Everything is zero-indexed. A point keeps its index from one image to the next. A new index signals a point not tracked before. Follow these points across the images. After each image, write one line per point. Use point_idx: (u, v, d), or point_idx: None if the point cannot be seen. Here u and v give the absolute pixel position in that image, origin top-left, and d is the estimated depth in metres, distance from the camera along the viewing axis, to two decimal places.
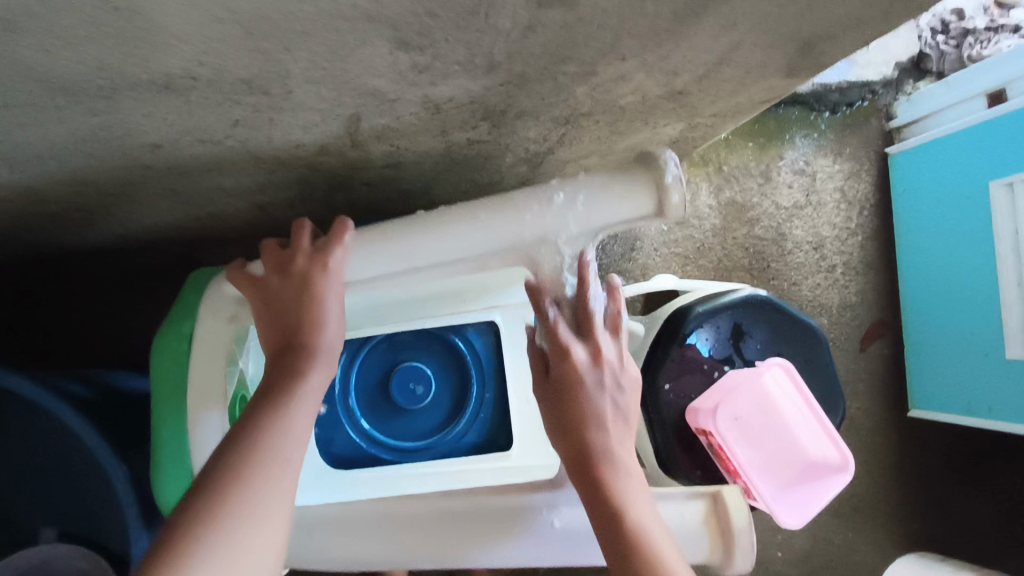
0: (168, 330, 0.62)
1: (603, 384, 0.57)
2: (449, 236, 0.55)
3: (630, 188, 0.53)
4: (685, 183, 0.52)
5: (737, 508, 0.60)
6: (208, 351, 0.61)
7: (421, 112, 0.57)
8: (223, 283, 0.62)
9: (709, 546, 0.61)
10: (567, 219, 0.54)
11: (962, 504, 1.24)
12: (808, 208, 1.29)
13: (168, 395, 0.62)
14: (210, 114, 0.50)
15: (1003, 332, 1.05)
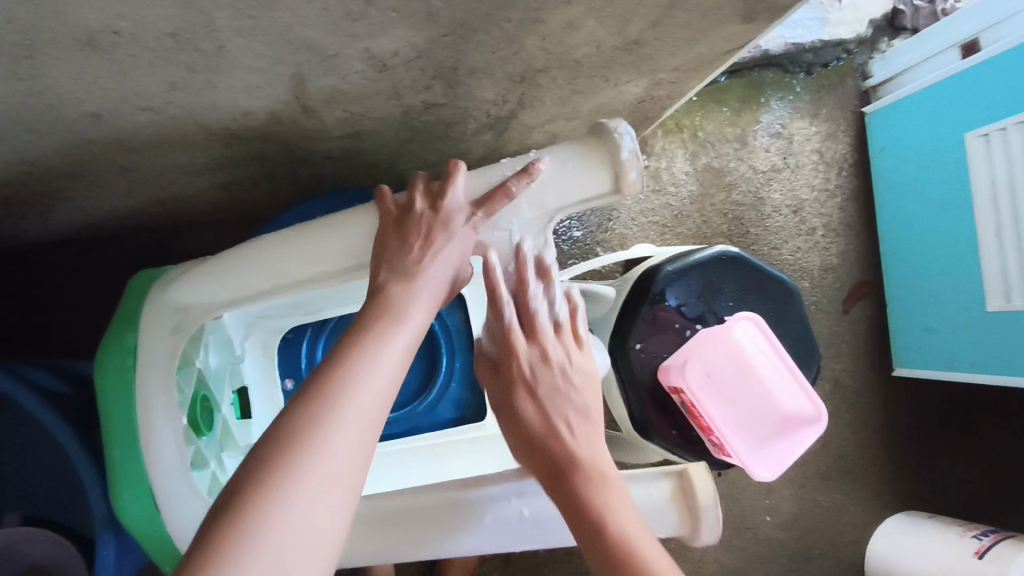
0: (109, 347, 0.60)
1: (556, 387, 0.57)
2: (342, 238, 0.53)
3: (585, 159, 0.50)
4: (640, 158, 0.48)
5: (701, 485, 0.69)
6: (154, 364, 0.59)
7: (367, 71, 0.56)
8: (162, 293, 0.59)
9: (676, 518, 0.71)
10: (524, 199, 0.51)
11: (949, 461, 1.24)
12: (786, 171, 1.27)
13: (113, 412, 0.59)
14: (143, 76, 0.49)
15: (984, 284, 1.05)
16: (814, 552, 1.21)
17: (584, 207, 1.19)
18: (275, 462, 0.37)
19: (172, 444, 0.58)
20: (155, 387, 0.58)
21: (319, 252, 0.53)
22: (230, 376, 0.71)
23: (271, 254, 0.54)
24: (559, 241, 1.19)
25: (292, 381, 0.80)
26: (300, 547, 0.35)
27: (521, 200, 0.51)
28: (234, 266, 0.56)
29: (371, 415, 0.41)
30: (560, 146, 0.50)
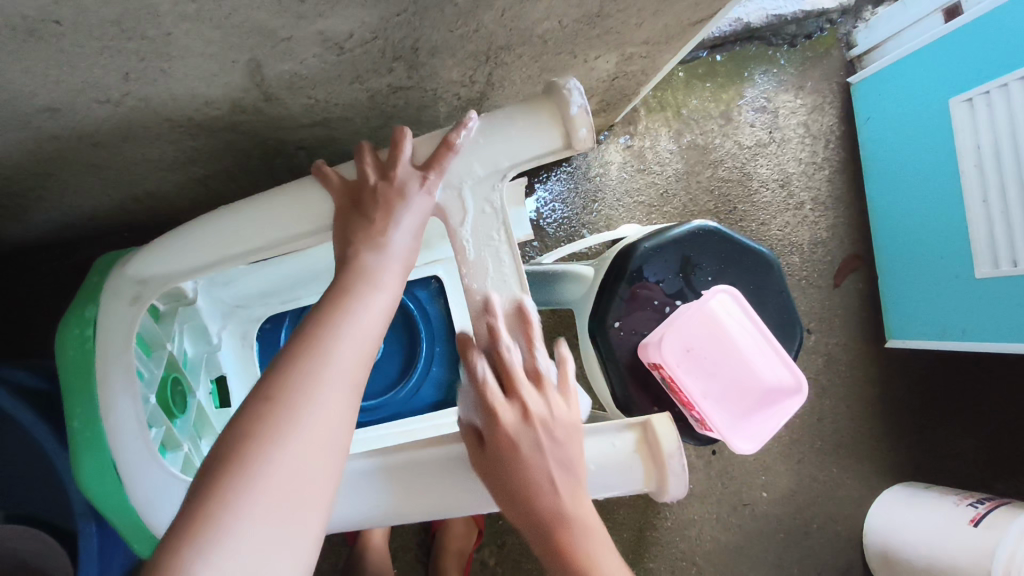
0: (69, 319, 0.60)
1: (542, 440, 0.53)
2: (302, 203, 0.56)
3: (536, 118, 0.51)
4: (589, 112, 0.50)
5: (665, 433, 0.57)
6: (116, 336, 0.59)
7: (325, 54, 0.56)
8: (125, 267, 0.60)
9: (643, 473, 0.58)
10: (476, 159, 0.53)
11: (946, 431, 1.24)
12: (772, 146, 1.26)
13: (77, 386, 0.59)
14: (94, 67, 0.49)
15: (971, 250, 1.04)
16: (812, 526, 1.21)
17: (568, 188, 1.19)
18: (249, 424, 0.41)
19: (133, 419, 0.58)
20: (116, 357, 0.59)
21: (296, 218, 0.56)
22: (208, 365, 0.74)
23: (240, 218, 0.57)
24: (544, 223, 1.18)
25: None
26: (293, 486, 0.40)
27: (469, 157, 0.53)
28: (205, 232, 0.58)
29: (348, 375, 0.46)
30: (509, 109, 0.52)
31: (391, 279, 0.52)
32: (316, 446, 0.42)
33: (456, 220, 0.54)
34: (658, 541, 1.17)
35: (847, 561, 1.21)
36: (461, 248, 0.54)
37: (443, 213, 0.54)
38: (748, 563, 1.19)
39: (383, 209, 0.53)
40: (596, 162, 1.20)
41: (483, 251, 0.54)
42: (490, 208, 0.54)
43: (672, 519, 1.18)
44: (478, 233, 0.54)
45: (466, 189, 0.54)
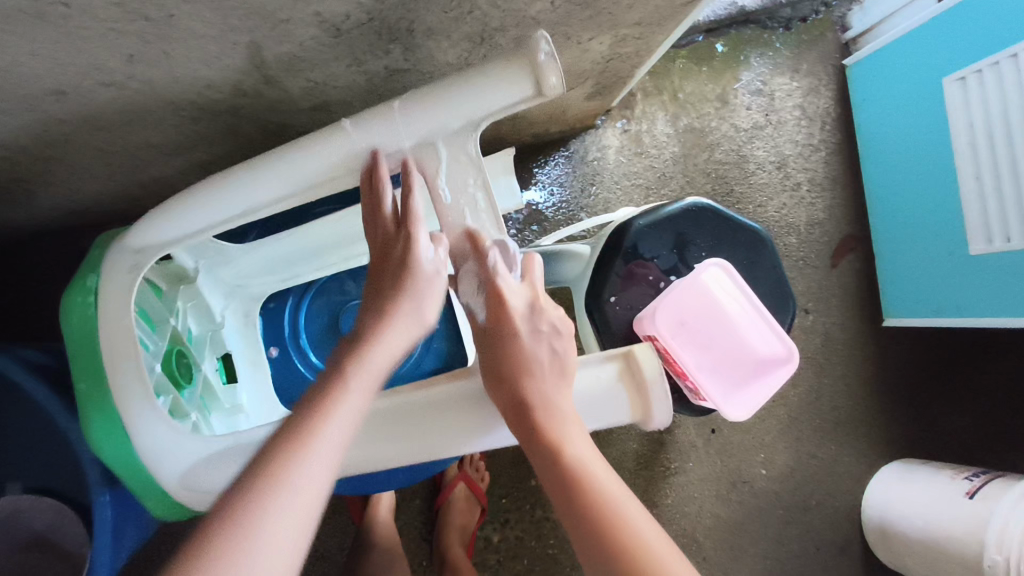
0: (73, 289, 0.62)
1: (538, 331, 0.61)
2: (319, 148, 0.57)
3: (505, 73, 0.53)
4: (558, 60, 0.52)
5: (647, 360, 0.62)
6: (117, 303, 0.60)
7: (321, 36, 0.57)
8: (123, 239, 0.61)
9: (629, 405, 0.63)
10: (448, 116, 0.55)
11: (943, 408, 1.25)
12: (768, 128, 1.27)
13: (83, 353, 0.62)
14: (100, 49, 0.51)
15: (965, 228, 1.05)
16: (811, 503, 1.23)
17: (566, 173, 1.20)
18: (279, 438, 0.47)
19: (136, 383, 0.60)
20: (118, 324, 0.60)
21: (293, 176, 0.57)
22: (213, 343, 0.75)
23: (254, 176, 0.58)
24: (543, 207, 1.20)
25: (276, 347, 0.83)
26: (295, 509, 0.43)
27: (445, 116, 0.55)
28: (203, 196, 0.59)
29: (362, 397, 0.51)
30: (479, 65, 0.54)
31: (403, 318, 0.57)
32: (316, 478, 0.45)
33: (436, 172, 0.58)
34: (658, 518, 1.19)
35: (846, 537, 1.23)
36: (439, 194, 0.59)
37: (422, 167, 0.58)
38: (748, 539, 1.21)
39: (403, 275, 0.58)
40: (593, 146, 1.21)
41: (460, 199, 0.59)
42: (466, 158, 0.58)
43: (672, 496, 1.20)
44: (455, 181, 0.59)
45: (440, 144, 0.57)
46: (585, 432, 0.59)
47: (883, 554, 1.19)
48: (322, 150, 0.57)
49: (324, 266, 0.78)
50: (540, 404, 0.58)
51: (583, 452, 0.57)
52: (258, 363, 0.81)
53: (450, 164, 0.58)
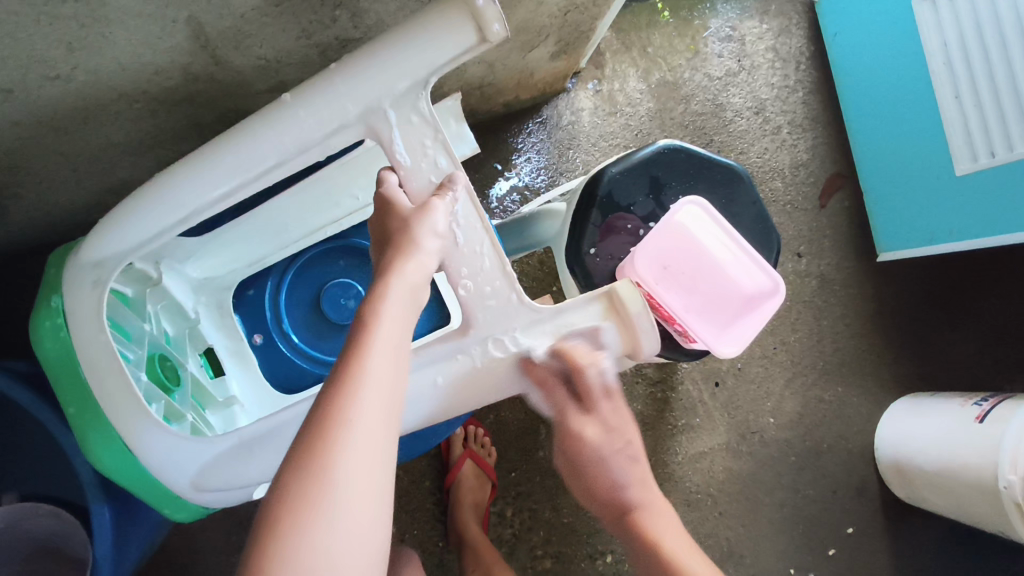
0: (39, 315, 0.61)
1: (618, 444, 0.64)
2: (276, 128, 0.56)
3: (445, 22, 0.52)
4: (498, 5, 0.51)
5: (632, 296, 0.60)
6: (85, 319, 0.59)
7: (262, 6, 0.56)
8: (79, 254, 0.60)
9: (617, 340, 0.61)
10: (393, 77, 0.54)
11: (947, 338, 1.24)
12: (742, 74, 1.26)
13: (64, 377, 0.61)
14: (36, 37, 0.50)
15: (949, 149, 1.03)
16: (822, 447, 1.22)
17: (543, 139, 1.18)
18: (305, 433, 0.44)
19: (120, 394, 0.59)
20: (89, 337, 0.59)
21: (249, 160, 0.57)
22: (192, 340, 0.76)
23: (207, 165, 0.57)
24: (524, 178, 1.17)
25: (261, 336, 0.82)
26: (366, 481, 0.43)
27: (389, 76, 0.54)
28: (167, 192, 0.58)
29: (385, 369, 0.48)
30: (415, 19, 0.53)
31: (411, 277, 0.52)
32: (370, 458, 0.44)
33: (390, 135, 0.56)
34: (671, 476, 1.17)
35: (861, 476, 1.22)
36: (397, 160, 0.56)
37: (375, 133, 0.56)
38: (764, 490, 1.20)
39: (410, 231, 0.54)
40: (567, 110, 1.20)
41: (420, 161, 0.56)
42: (418, 118, 0.56)
43: (683, 454, 1.18)
44: (411, 144, 0.56)
45: (387, 107, 0.55)
46: (678, 526, 0.65)
47: (900, 490, 1.18)
48: (270, 131, 0.56)
49: (292, 242, 0.78)
50: (632, 507, 0.64)
51: (678, 546, 0.63)
52: (240, 350, 0.80)
53: (402, 129, 0.56)
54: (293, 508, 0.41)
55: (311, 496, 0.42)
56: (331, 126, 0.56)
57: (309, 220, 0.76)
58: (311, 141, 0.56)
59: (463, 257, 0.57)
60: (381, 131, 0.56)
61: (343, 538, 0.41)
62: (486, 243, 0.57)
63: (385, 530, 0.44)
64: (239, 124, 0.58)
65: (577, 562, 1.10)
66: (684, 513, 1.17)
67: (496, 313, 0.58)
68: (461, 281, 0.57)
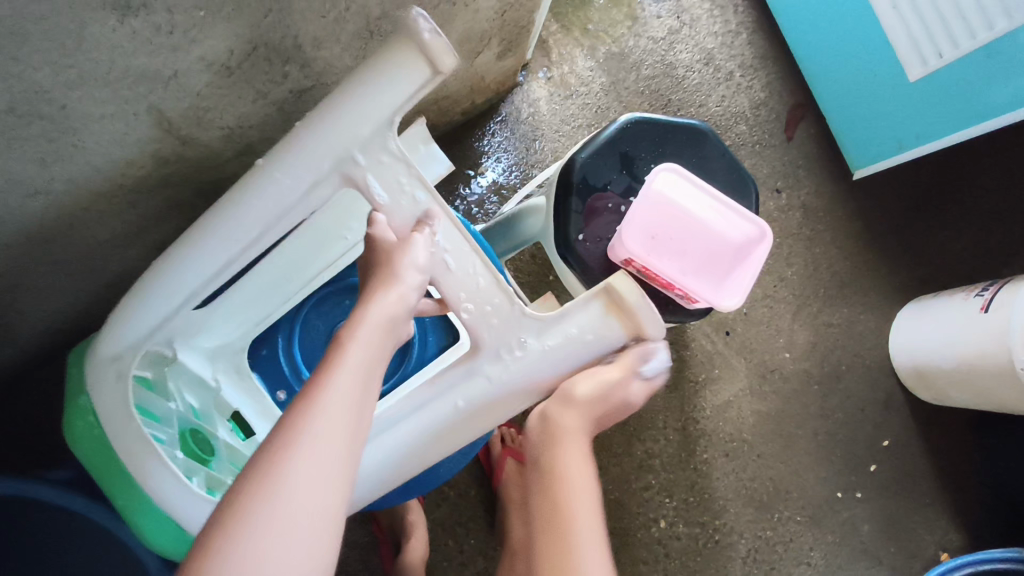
0: (71, 416, 0.63)
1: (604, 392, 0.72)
2: (258, 197, 0.59)
3: (396, 61, 0.54)
4: (442, 33, 0.53)
5: (627, 289, 0.63)
6: (114, 412, 0.61)
7: (216, 80, 0.58)
8: (96, 349, 0.62)
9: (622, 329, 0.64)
10: (358, 123, 0.56)
11: (937, 237, 1.26)
12: (684, 29, 1.27)
13: (108, 473, 0.63)
14: (12, 160, 0.52)
15: (898, 58, 1.05)
16: (841, 369, 1.24)
17: (508, 137, 1.19)
18: (268, 441, 0.46)
19: (168, 475, 0.61)
20: (124, 429, 0.61)
21: (237, 232, 0.59)
22: (217, 407, 0.77)
23: (197, 245, 0.60)
24: (498, 178, 1.18)
25: (284, 392, 0.84)
26: (313, 491, 0.44)
27: (352, 124, 0.56)
28: (161, 274, 0.61)
29: (357, 394, 0.50)
30: (364, 66, 0.55)
31: (387, 307, 0.55)
32: (319, 472, 0.45)
33: (366, 180, 0.59)
34: (704, 432, 1.19)
35: (885, 388, 1.25)
36: (378, 201, 0.60)
37: (351, 180, 0.59)
38: (795, 423, 1.23)
39: (389, 263, 0.57)
40: (524, 102, 1.21)
41: (399, 198, 0.60)
42: (389, 155, 0.59)
43: (710, 407, 1.20)
44: (388, 184, 0.59)
45: (359, 155, 0.58)
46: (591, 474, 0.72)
47: (924, 393, 1.21)
48: (253, 199, 0.59)
49: (292, 291, 0.79)
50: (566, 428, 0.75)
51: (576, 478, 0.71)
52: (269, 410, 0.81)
53: (375, 174, 0.59)
54: (243, 504, 0.43)
55: (258, 498, 0.43)
56: (308, 184, 0.58)
57: (304, 265, 0.77)
58: (292, 203, 0.59)
59: (459, 282, 0.61)
60: (359, 180, 0.59)
61: (275, 540, 0.42)
62: (477, 263, 0.62)
63: (324, 548, 0.44)
64: (220, 200, 0.60)
65: (634, 532, 1.15)
66: (725, 463, 1.20)
67: (501, 327, 0.63)
68: (462, 304, 0.62)
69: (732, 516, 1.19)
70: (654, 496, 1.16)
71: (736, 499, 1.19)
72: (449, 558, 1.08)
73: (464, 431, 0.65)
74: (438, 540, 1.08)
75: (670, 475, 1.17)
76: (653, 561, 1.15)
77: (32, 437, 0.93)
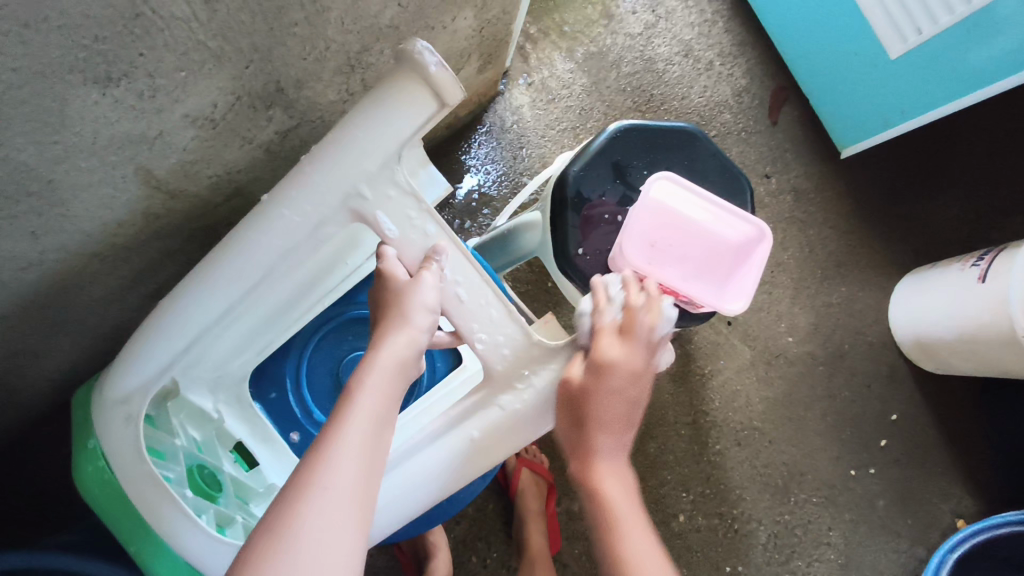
0: (79, 459, 0.61)
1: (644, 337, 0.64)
2: (258, 234, 0.58)
3: (403, 95, 0.53)
4: (449, 67, 0.52)
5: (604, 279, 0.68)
6: (129, 456, 0.60)
7: (201, 134, 0.57)
8: (105, 391, 0.61)
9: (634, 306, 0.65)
10: (364, 158, 0.56)
11: (928, 208, 1.27)
12: (660, 23, 1.27)
13: (124, 514, 0.61)
14: (5, 237, 0.51)
15: (876, 37, 1.05)
16: (845, 348, 1.25)
17: (494, 147, 1.19)
18: (283, 490, 0.47)
19: (182, 516, 0.60)
20: (139, 474, 0.59)
21: (238, 272, 0.59)
22: (221, 439, 0.75)
23: (201, 286, 0.60)
24: (488, 189, 1.18)
25: (297, 433, 0.83)
26: (327, 547, 0.44)
27: (359, 158, 0.56)
28: (164, 318, 0.61)
29: (370, 442, 0.50)
30: (371, 101, 0.54)
31: (397, 349, 0.55)
32: (333, 523, 0.45)
33: (375, 215, 0.58)
34: (714, 423, 1.20)
35: (889, 363, 1.26)
36: (388, 234, 0.59)
37: (359, 215, 0.58)
38: (804, 406, 1.23)
39: (397, 305, 0.57)
40: (507, 111, 1.20)
41: (409, 232, 0.59)
42: (398, 190, 0.58)
43: (718, 397, 1.20)
44: (397, 218, 0.59)
45: (365, 189, 0.57)
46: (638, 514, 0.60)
47: (928, 364, 1.22)
48: (256, 233, 0.58)
49: (295, 323, 0.78)
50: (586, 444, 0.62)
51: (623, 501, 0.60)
52: (276, 443, 0.80)
53: (383, 209, 0.58)
54: (257, 558, 0.43)
55: (272, 555, 0.43)
56: (315, 220, 0.58)
57: (311, 298, 0.76)
58: (298, 239, 0.59)
59: (471, 313, 0.61)
60: (366, 212, 0.58)
61: None
62: (490, 296, 0.61)
63: None
64: (220, 242, 0.60)
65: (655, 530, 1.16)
66: (738, 452, 1.20)
67: (515, 352, 0.62)
68: (476, 336, 0.61)
69: (750, 505, 1.19)
70: (672, 491, 1.17)
71: (752, 486, 1.20)
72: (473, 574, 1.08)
73: (479, 457, 0.64)
74: (461, 557, 1.08)
75: (685, 470, 1.18)
76: (675, 556, 1.15)
77: (44, 497, 0.92)
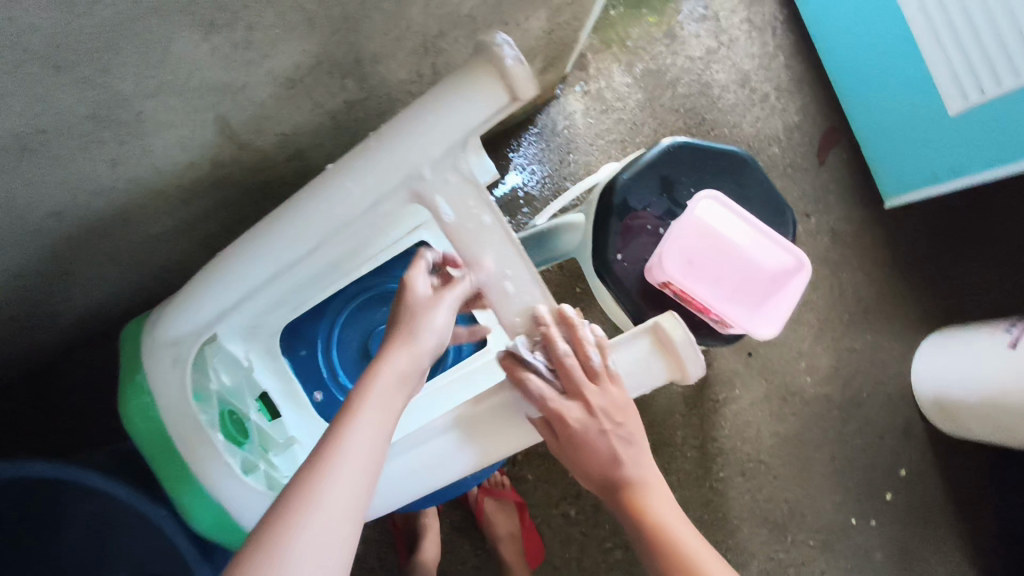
0: (126, 394, 0.64)
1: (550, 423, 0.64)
2: (322, 197, 0.60)
3: (476, 83, 0.54)
4: (524, 60, 0.53)
5: (671, 327, 0.65)
6: (175, 396, 0.63)
7: (279, 92, 0.60)
8: (158, 332, 0.64)
9: (666, 366, 0.66)
10: (433, 141, 0.57)
11: (964, 269, 1.27)
12: (721, 50, 1.28)
13: (164, 454, 0.64)
14: (86, 160, 0.54)
15: (938, 91, 1.04)
16: (862, 395, 1.25)
17: (542, 148, 1.21)
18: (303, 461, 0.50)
19: (218, 457, 0.63)
20: (183, 414, 0.63)
21: (298, 229, 0.61)
22: (249, 386, 0.78)
23: (260, 237, 0.62)
24: (530, 188, 1.20)
25: (321, 393, 0.86)
26: (337, 516, 0.47)
27: (426, 143, 0.57)
28: (222, 267, 0.63)
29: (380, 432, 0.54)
30: (448, 82, 0.55)
31: (409, 354, 0.60)
32: (342, 496, 0.49)
33: (433, 198, 0.61)
34: (721, 450, 1.20)
35: (904, 417, 1.25)
36: (443, 218, 0.62)
37: (419, 196, 0.60)
38: (813, 446, 1.23)
39: (411, 319, 0.62)
40: (560, 115, 1.22)
41: (465, 219, 0.63)
42: (458, 175, 0.61)
43: (728, 426, 1.20)
44: (455, 205, 0.62)
45: (427, 171, 0.59)
46: (678, 512, 0.65)
47: (944, 424, 1.21)
48: (318, 199, 0.60)
49: (334, 283, 0.81)
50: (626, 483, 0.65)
51: (666, 516, 0.64)
52: (299, 399, 0.84)
53: (441, 193, 0.60)
54: (281, 512, 0.46)
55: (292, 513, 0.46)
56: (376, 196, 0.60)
57: (354, 261, 0.78)
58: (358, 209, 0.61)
59: (511, 306, 0.64)
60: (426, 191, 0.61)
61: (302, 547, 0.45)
62: (530, 290, 0.65)
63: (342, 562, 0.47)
64: (287, 199, 0.62)
65: None
66: (740, 482, 1.20)
67: None
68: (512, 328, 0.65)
69: (745, 536, 1.19)
70: None
71: (750, 518, 1.20)
72: (462, 561, 1.09)
73: (486, 447, 0.67)
74: (453, 542, 1.09)
75: (685, 492, 1.18)
76: None
77: (67, 421, 0.95)
